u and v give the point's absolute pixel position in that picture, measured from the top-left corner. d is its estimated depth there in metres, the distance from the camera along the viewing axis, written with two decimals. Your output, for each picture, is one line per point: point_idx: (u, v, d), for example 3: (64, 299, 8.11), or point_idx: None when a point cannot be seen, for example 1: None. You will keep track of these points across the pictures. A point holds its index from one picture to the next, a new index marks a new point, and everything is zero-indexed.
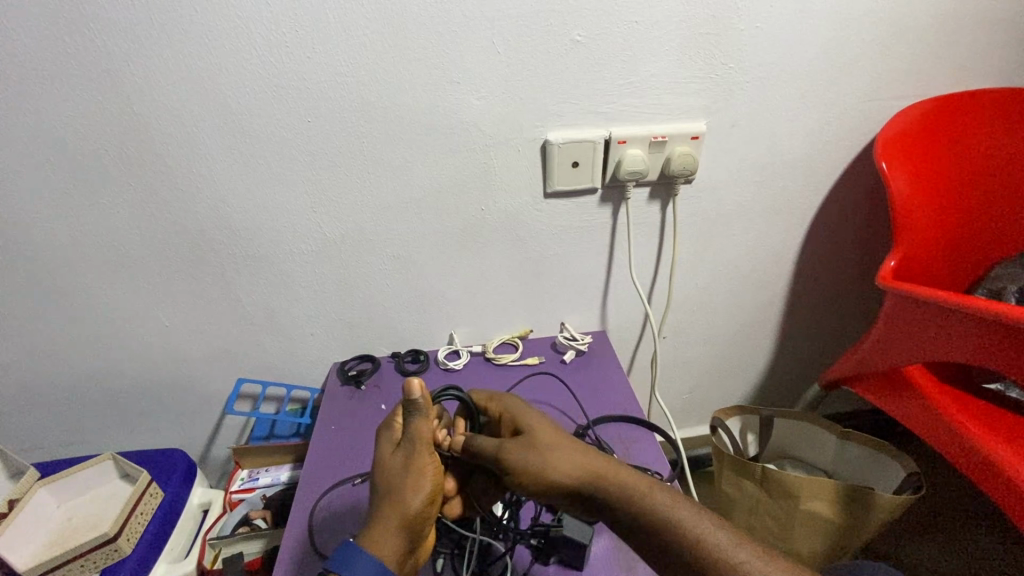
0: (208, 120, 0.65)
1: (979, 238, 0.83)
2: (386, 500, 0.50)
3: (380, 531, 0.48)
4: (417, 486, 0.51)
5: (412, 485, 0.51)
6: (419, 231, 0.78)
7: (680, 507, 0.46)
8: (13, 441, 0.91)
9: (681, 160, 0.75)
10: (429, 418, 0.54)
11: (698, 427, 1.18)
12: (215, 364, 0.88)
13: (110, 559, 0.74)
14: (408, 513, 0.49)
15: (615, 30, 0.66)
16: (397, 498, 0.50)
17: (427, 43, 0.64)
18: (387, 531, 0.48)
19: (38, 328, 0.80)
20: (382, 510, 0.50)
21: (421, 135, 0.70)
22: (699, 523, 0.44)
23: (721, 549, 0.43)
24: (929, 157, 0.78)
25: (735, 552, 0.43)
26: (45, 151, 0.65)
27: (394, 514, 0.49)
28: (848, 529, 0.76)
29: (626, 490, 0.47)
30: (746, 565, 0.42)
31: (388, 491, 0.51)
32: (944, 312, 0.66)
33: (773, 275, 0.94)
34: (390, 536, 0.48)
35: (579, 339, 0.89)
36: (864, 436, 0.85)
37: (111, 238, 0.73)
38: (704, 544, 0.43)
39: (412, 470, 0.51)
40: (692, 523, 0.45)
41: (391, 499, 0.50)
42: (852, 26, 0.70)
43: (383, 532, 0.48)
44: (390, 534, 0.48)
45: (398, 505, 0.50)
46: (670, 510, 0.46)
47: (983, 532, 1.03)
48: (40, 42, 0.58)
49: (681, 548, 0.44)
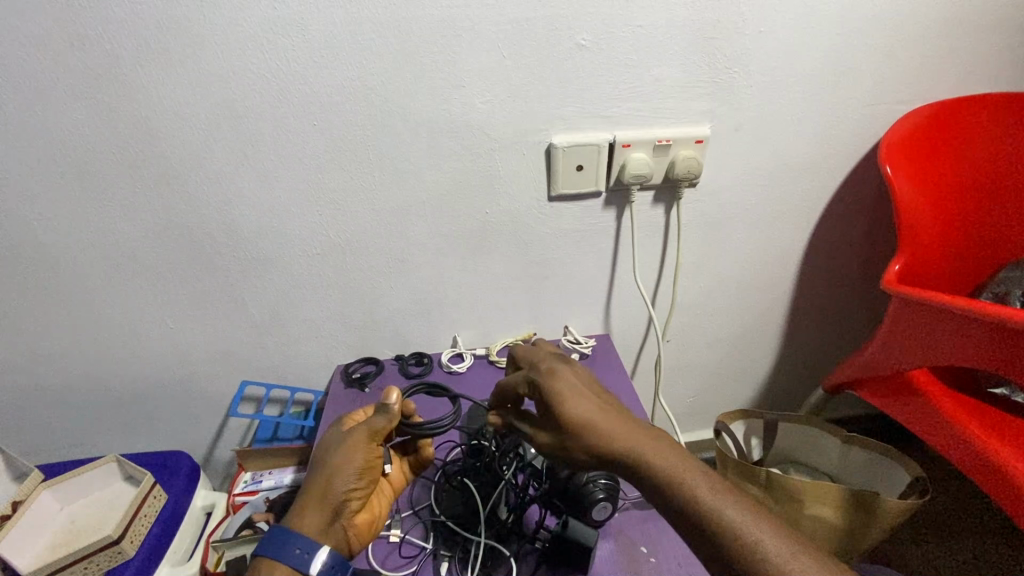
0: (213, 122, 0.66)
1: (980, 243, 0.83)
2: (314, 479, 0.54)
3: (307, 506, 0.52)
4: (343, 466, 0.53)
5: (339, 466, 0.54)
6: (423, 234, 0.78)
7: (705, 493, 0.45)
8: (16, 443, 0.91)
9: (685, 164, 0.75)
10: (391, 420, 0.56)
11: (701, 431, 1.18)
12: (218, 366, 0.88)
13: (113, 561, 0.74)
14: (331, 490, 0.53)
15: (619, 34, 0.66)
16: (331, 476, 0.53)
17: (432, 47, 0.64)
18: (312, 506, 0.52)
19: (43, 330, 0.80)
20: (309, 488, 0.53)
21: (425, 139, 0.70)
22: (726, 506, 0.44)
23: (744, 536, 0.42)
24: (930, 160, 0.78)
25: (760, 542, 0.42)
26: (52, 154, 0.65)
27: (320, 490, 0.53)
28: (852, 534, 0.76)
29: (653, 471, 0.47)
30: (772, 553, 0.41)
31: (318, 470, 0.54)
32: (948, 316, 0.66)
33: (776, 280, 0.94)
34: (313, 510, 0.52)
35: (581, 343, 0.89)
36: (871, 440, 0.84)
37: (117, 241, 0.73)
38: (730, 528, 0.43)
39: (346, 452, 0.54)
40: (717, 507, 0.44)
41: (318, 477, 0.54)
42: (855, 31, 0.70)
43: (309, 506, 0.52)
44: (314, 508, 0.52)
45: (325, 484, 0.53)
46: (697, 493, 0.45)
47: (988, 536, 1.02)
48: (49, 45, 0.59)
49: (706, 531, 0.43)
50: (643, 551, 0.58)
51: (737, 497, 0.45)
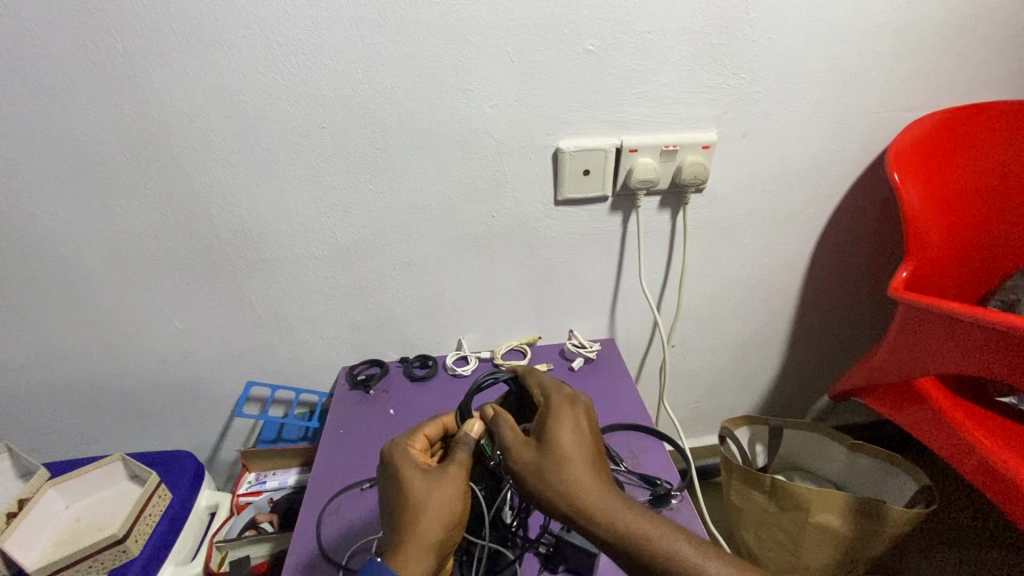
0: (223, 124, 0.66)
1: (988, 251, 0.83)
2: (411, 520, 0.49)
3: (413, 553, 0.48)
4: (446, 509, 0.50)
5: (440, 510, 0.50)
6: (428, 237, 0.79)
7: (683, 542, 0.44)
8: (25, 439, 0.91)
9: (692, 169, 0.75)
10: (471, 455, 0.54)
11: (705, 437, 1.17)
12: (224, 366, 0.88)
13: (118, 560, 0.74)
14: (435, 534, 0.49)
15: (628, 40, 0.66)
16: (431, 524, 0.49)
17: (442, 54, 0.65)
18: (416, 553, 0.48)
19: (51, 329, 0.81)
20: (410, 530, 0.49)
21: (434, 142, 0.71)
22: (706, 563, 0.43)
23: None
24: (938, 167, 0.78)
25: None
26: (64, 154, 0.66)
27: (424, 532, 0.49)
28: (859, 543, 0.76)
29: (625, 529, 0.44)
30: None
31: (414, 510, 0.49)
32: (956, 325, 0.66)
33: (783, 286, 0.94)
34: (419, 556, 0.48)
35: (587, 347, 0.88)
36: (878, 449, 0.84)
37: (128, 241, 0.74)
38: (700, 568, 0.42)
39: (446, 493, 0.51)
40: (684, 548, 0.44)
41: (417, 520, 0.49)
42: (864, 39, 0.70)
43: (411, 552, 0.48)
44: (417, 551, 0.48)
45: (425, 532, 0.49)
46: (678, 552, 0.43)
47: (995, 547, 1.01)
48: (64, 48, 0.59)
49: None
50: None
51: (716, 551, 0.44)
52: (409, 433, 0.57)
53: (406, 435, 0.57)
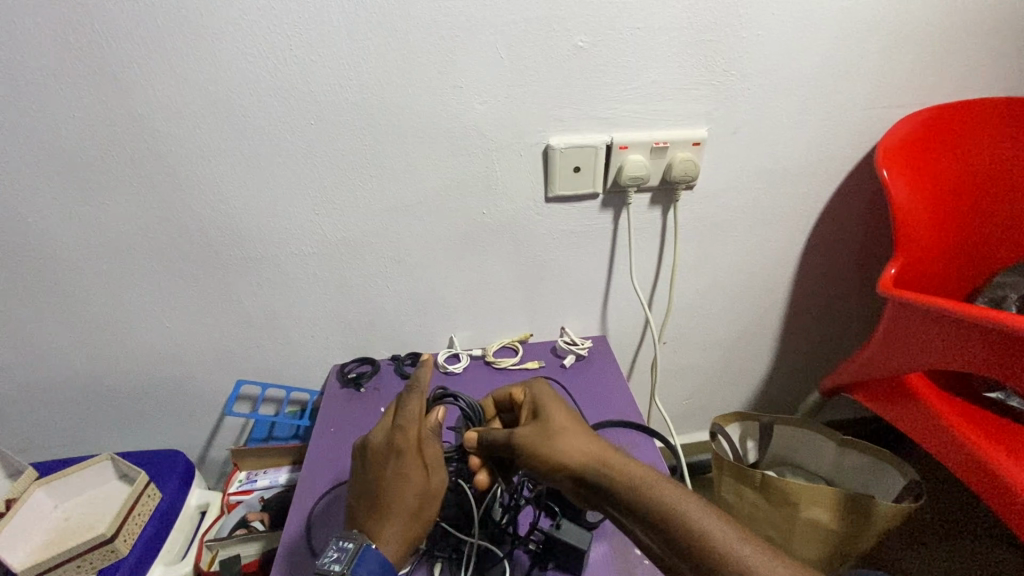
0: (210, 121, 0.66)
1: (976, 248, 0.83)
2: (391, 504, 0.51)
3: (393, 531, 0.50)
4: (427, 496, 0.52)
5: (422, 493, 0.52)
6: (417, 235, 0.78)
7: (685, 497, 0.46)
8: (13, 439, 0.91)
9: (682, 166, 0.75)
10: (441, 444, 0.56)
11: (697, 434, 1.18)
12: (214, 364, 0.88)
13: (107, 560, 0.73)
14: (416, 519, 0.51)
15: (618, 36, 0.66)
16: (414, 505, 0.52)
17: (430, 50, 0.64)
18: (396, 530, 0.51)
19: (38, 328, 0.80)
20: (389, 511, 0.51)
21: (422, 137, 0.70)
22: (705, 517, 0.45)
23: (726, 542, 0.44)
24: (927, 164, 0.78)
25: (738, 547, 0.43)
26: (47, 151, 0.65)
27: (403, 517, 0.51)
28: (847, 538, 0.76)
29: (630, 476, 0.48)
30: (749, 559, 0.42)
31: (398, 497, 0.52)
32: (944, 319, 0.66)
33: (774, 282, 0.94)
34: (399, 538, 0.50)
35: (578, 344, 0.88)
36: (868, 444, 0.84)
37: (114, 240, 0.73)
38: (696, 518, 0.45)
39: (427, 481, 0.53)
40: (685, 504, 0.46)
41: (397, 504, 0.51)
42: (853, 35, 0.70)
43: (389, 533, 0.50)
44: (396, 535, 0.50)
45: (404, 514, 0.51)
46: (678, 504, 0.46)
47: (981, 541, 1.02)
48: (45, 42, 0.58)
49: (685, 536, 0.44)
50: (637, 553, 0.58)
51: (716, 510, 0.46)
52: (387, 416, 0.59)
53: (384, 418, 0.59)
